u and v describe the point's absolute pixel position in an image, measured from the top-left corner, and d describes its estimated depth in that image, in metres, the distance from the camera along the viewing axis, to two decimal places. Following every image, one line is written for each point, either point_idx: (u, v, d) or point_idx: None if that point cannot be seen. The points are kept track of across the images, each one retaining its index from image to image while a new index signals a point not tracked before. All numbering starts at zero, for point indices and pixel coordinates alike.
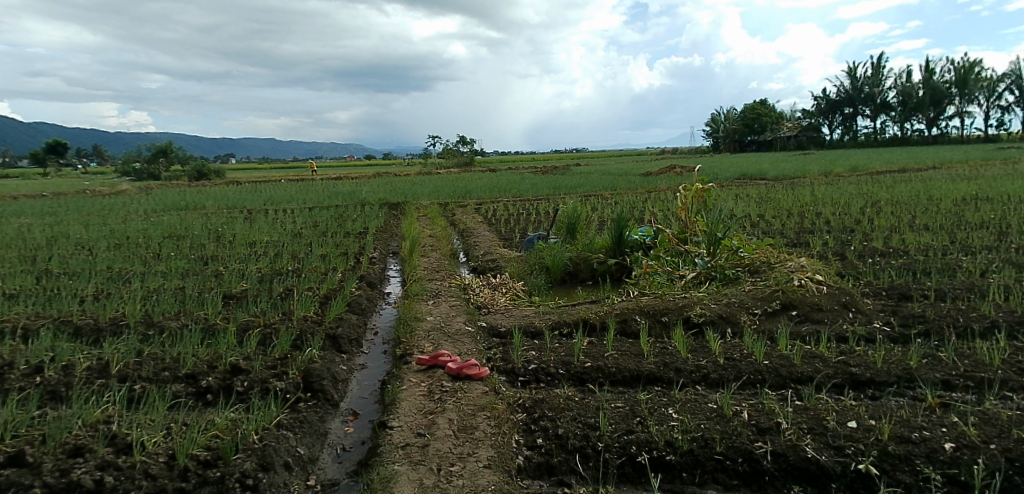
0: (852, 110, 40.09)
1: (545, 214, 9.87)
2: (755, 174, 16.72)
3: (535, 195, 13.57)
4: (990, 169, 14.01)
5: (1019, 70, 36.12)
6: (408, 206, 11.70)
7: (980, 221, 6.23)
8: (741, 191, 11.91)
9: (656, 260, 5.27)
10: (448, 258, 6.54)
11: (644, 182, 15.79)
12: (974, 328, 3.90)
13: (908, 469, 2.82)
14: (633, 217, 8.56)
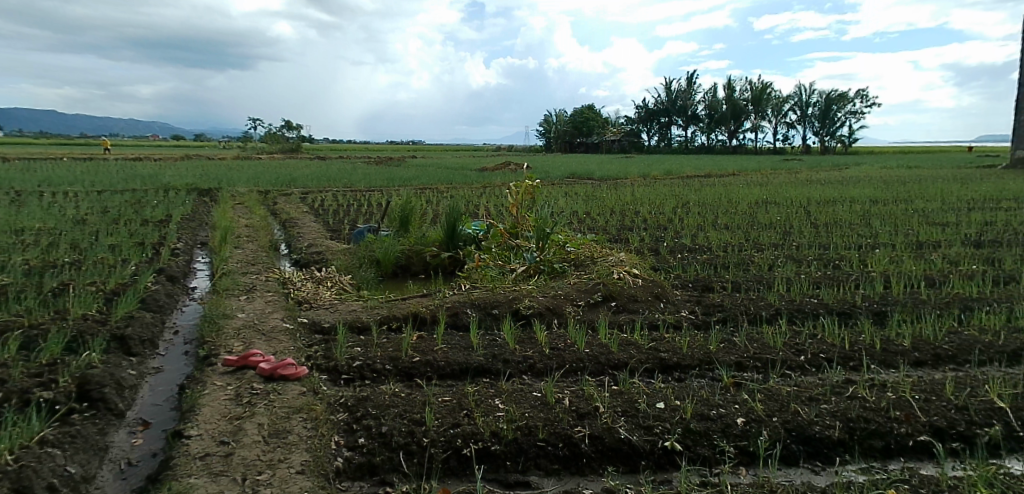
0: (667, 119, 44.45)
1: (376, 205, 9.62)
2: (583, 173, 17.75)
3: (369, 185, 13.19)
4: (775, 177, 16.20)
5: (800, 94, 42.26)
6: (222, 193, 10.78)
7: (767, 222, 7.11)
8: (570, 189, 12.57)
9: (488, 254, 5.33)
10: (266, 250, 6.10)
11: (479, 177, 16.05)
12: (763, 315, 4.43)
13: (707, 444, 3.14)
14: (466, 211, 8.64)
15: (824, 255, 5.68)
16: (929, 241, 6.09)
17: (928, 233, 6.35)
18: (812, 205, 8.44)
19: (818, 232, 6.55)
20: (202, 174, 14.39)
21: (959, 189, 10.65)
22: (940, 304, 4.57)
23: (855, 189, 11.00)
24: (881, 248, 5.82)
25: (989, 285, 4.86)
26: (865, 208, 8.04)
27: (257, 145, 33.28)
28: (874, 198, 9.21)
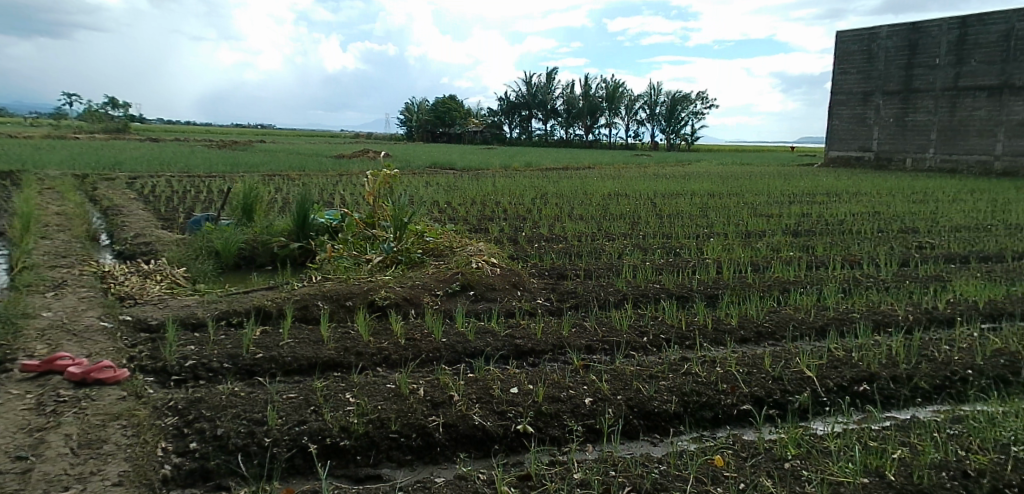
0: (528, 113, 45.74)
1: (216, 192, 8.98)
2: (445, 163, 17.82)
3: (210, 171, 12.25)
4: (626, 172, 17.20)
5: (650, 94, 45.35)
6: (26, 177, 9.52)
7: (617, 213, 7.54)
8: (430, 179, 12.56)
9: (342, 244, 5.18)
10: (81, 241, 5.47)
11: (335, 165, 15.47)
12: (611, 300, 4.68)
13: (557, 424, 3.27)
14: (320, 200, 8.29)
15: (668, 244, 6.12)
16: (755, 231, 6.77)
17: (755, 223, 7.06)
18: (659, 198, 9.05)
19: (662, 223, 7.05)
20: (5, 155, 12.58)
21: (782, 184, 11.93)
22: (763, 287, 5.10)
23: (696, 183, 11.95)
24: (716, 237, 6.38)
25: (803, 269, 5.50)
26: (704, 201, 8.77)
27: (75, 124, 29.75)
28: (710, 191, 10.09)
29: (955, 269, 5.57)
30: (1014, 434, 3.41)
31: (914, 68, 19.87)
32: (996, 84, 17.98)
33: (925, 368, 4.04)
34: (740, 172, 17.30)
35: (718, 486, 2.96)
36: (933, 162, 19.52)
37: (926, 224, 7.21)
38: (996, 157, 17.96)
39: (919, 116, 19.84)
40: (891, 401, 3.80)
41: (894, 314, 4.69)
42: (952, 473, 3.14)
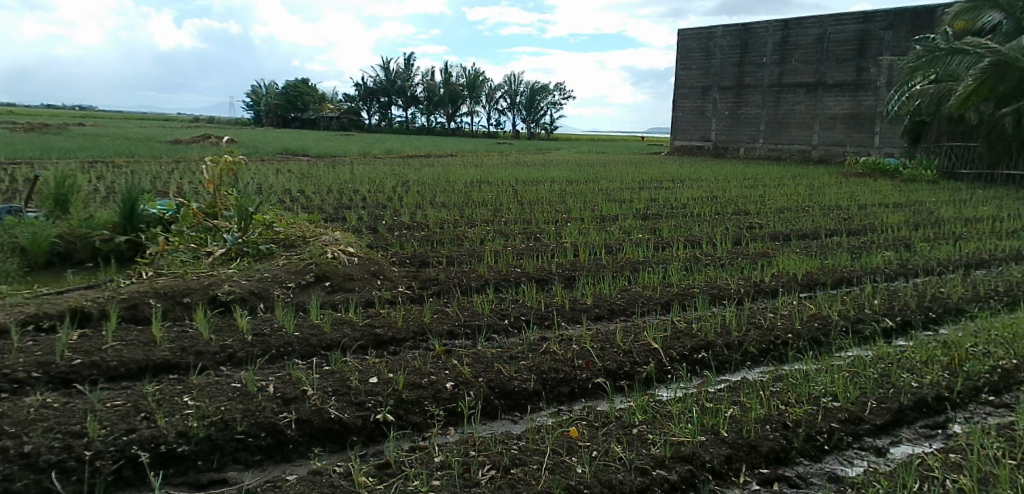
0: (387, 100, 44.91)
1: (24, 181, 7.94)
2: (298, 150, 17.12)
3: (12, 157, 10.80)
4: (488, 160, 17.52)
5: (512, 84, 46.40)
6: None
7: (478, 200, 7.64)
8: (281, 167, 11.99)
9: (177, 237, 4.82)
10: None
11: (171, 151, 14.24)
12: (473, 285, 4.74)
13: (418, 411, 3.25)
14: (154, 190, 7.59)
15: (529, 229, 6.30)
16: (610, 215, 7.15)
17: (609, 209, 7.46)
18: (519, 185, 9.29)
19: (523, 209, 7.24)
20: None
21: (633, 171, 12.72)
22: (616, 267, 5.41)
23: (554, 170, 12.42)
24: (573, 222, 6.67)
25: (651, 250, 5.90)
26: (563, 187, 9.13)
27: None
28: (567, 178, 10.53)
29: (779, 246, 6.24)
30: (823, 387, 3.91)
31: (746, 66, 21.99)
32: (812, 82, 20.36)
33: (754, 334, 4.50)
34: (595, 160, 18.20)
35: (572, 456, 3.11)
36: (762, 151, 21.76)
37: (756, 206, 8.03)
38: (813, 147, 20.38)
39: (751, 109, 22.00)
40: (725, 366, 4.19)
41: (728, 287, 5.17)
42: (775, 425, 3.55)
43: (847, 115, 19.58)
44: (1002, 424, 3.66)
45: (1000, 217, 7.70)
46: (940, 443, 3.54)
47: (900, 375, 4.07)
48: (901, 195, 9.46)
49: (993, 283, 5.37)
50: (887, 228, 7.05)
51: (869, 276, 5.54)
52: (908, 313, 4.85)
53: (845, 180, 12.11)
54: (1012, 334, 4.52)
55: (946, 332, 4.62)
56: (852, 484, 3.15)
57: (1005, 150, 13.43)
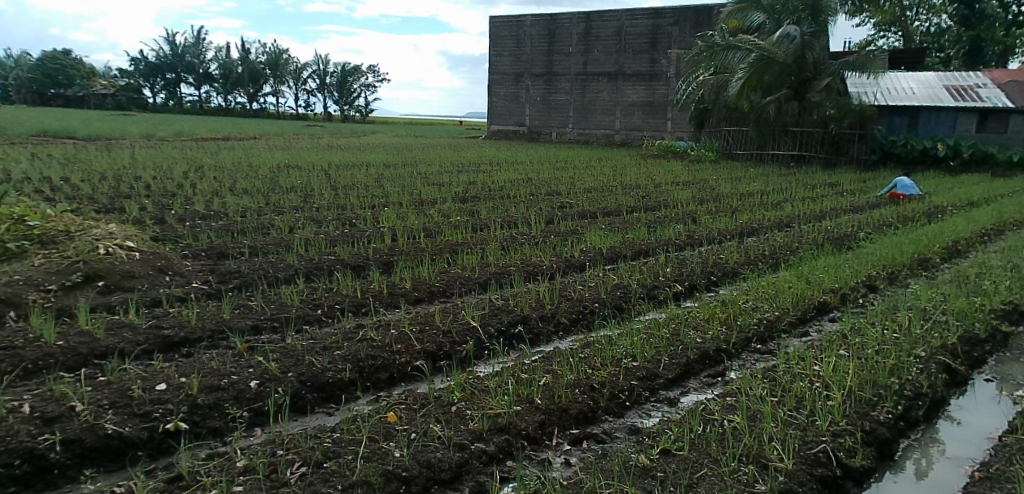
0: (174, 77, 40.58)
1: None
2: (60, 133, 14.86)
3: None
4: (295, 143, 16.66)
5: (323, 66, 44.42)
6: None
7: (284, 186, 7.22)
8: (38, 152, 10.33)
9: None
10: None
11: None
12: (280, 276, 4.47)
13: (217, 415, 2.98)
14: None
15: (343, 215, 6.09)
16: (428, 199, 7.15)
17: (427, 192, 7.46)
18: (332, 169, 8.94)
19: (337, 194, 6.98)
20: None
21: (451, 155, 12.87)
22: (435, 250, 5.42)
23: (371, 154, 12.15)
24: (390, 206, 6.57)
25: (468, 232, 6.00)
26: (379, 171, 8.95)
27: None
28: (385, 162, 10.37)
29: (586, 223, 6.70)
30: (625, 350, 4.26)
31: (554, 54, 23.24)
32: (613, 71, 22.11)
33: (565, 306, 4.76)
34: (411, 143, 18.16)
35: (390, 442, 3.05)
36: (572, 135, 23.18)
37: (566, 187, 8.53)
38: (616, 131, 22.17)
39: (561, 96, 23.29)
40: (540, 338, 4.39)
41: (542, 264, 5.43)
42: (583, 388, 3.80)
43: (644, 102, 21.54)
44: (767, 367, 4.29)
45: (764, 192, 8.98)
46: (720, 389, 4.05)
47: (688, 333, 4.58)
48: (685, 174, 10.65)
49: (761, 248, 6.25)
50: (676, 204, 7.89)
51: (663, 247, 6.15)
52: (694, 278, 5.46)
53: (643, 162, 13.37)
54: (774, 290, 5.29)
55: (725, 292, 5.28)
56: (648, 434, 3.49)
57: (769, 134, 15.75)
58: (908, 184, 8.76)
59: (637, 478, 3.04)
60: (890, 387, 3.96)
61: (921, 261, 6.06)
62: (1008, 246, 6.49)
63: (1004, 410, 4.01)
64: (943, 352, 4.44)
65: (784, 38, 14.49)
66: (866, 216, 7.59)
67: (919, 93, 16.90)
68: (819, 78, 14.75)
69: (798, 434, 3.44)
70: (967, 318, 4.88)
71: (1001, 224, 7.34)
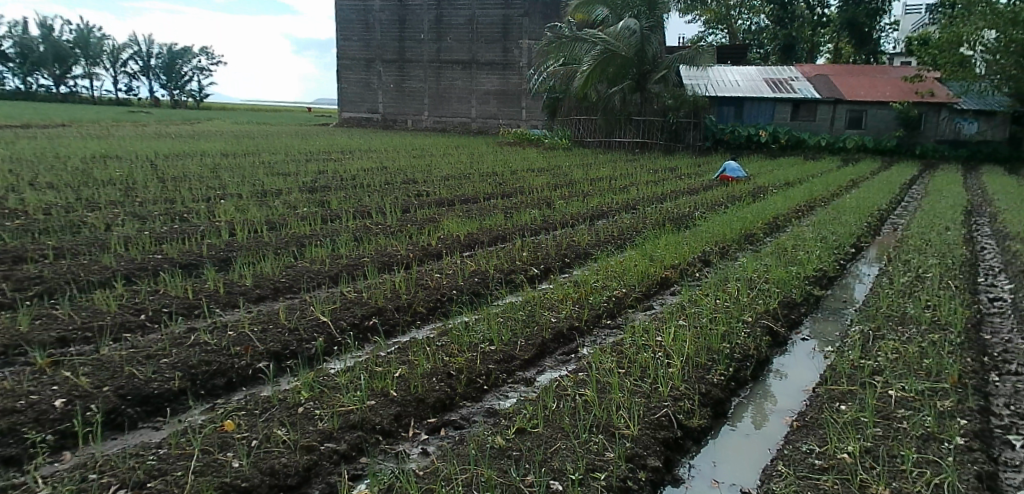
0: None
1: None
2: None
3: None
4: (113, 130, 15.02)
5: (144, 46, 40.37)
6: None
7: (101, 178, 6.46)
8: None
9: None
10: None
11: None
12: (94, 280, 4.03)
13: (13, 442, 2.60)
14: None
15: (171, 209, 5.58)
16: (272, 190, 6.74)
17: (271, 183, 7.02)
18: (156, 159, 8.16)
19: (165, 186, 6.38)
20: None
21: (299, 143, 12.25)
22: (280, 244, 5.13)
23: (204, 143, 11.25)
24: (228, 198, 6.13)
25: (318, 224, 5.73)
26: (215, 161, 8.28)
27: None
28: (220, 150, 9.65)
29: (443, 211, 6.66)
30: (482, 334, 4.27)
31: (406, 41, 22.87)
32: (466, 60, 22.24)
33: (421, 295, 4.68)
34: (254, 131, 17.09)
35: (227, 452, 2.82)
36: (428, 123, 23.04)
37: (423, 175, 8.42)
38: (473, 119, 22.42)
39: (414, 83, 23.00)
40: (395, 329, 4.28)
41: (396, 253, 5.32)
42: (440, 376, 3.76)
43: (499, 91, 21.97)
44: (615, 341, 4.51)
45: (613, 177, 9.48)
46: (574, 365, 4.20)
47: (543, 314, 4.70)
48: (538, 160, 10.98)
49: (610, 230, 6.58)
50: (531, 189, 8.09)
51: (519, 232, 6.27)
52: (549, 261, 5.62)
53: (498, 149, 13.62)
54: (622, 269, 5.58)
55: (577, 273, 5.48)
56: (505, 415, 3.54)
57: (617, 122, 16.57)
58: (736, 167, 9.69)
59: (494, 460, 3.06)
60: (722, 351, 4.33)
61: (748, 235, 6.72)
62: (817, 220, 7.37)
63: (817, 364, 4.52)
64: (766, 317, 4.95)
65: (625, 30, 15.17)
66: (702, 197, 8.27)
67: (746, 85, 18.72)
68: (657, 70, 15.82)
69: (643, 402, 3.65)
70: (786, 285, 5.46)
71: (811, 201, 8.34)
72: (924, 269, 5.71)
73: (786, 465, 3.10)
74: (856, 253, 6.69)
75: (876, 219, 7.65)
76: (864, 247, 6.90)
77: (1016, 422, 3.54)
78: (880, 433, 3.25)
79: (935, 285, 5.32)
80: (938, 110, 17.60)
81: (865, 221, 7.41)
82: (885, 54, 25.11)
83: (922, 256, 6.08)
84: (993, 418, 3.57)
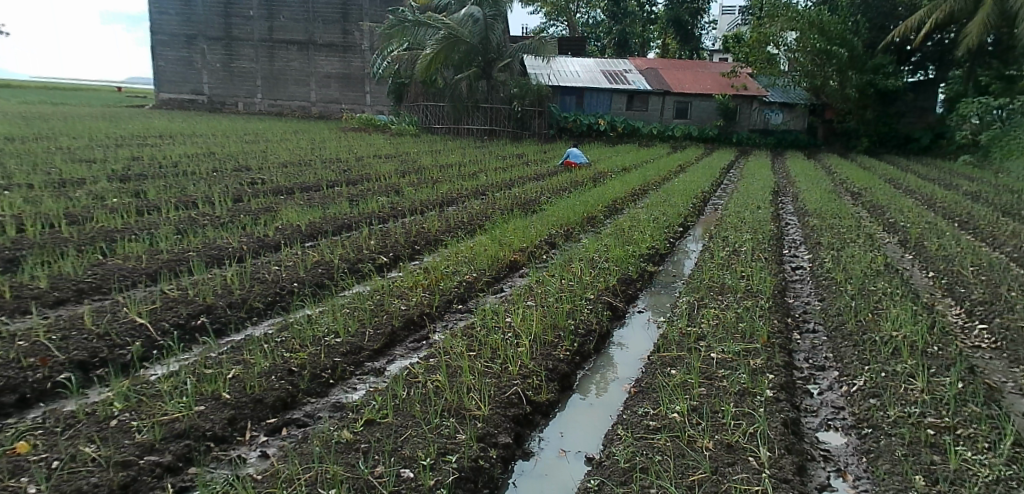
0: None
1: None
2: None
3: None
4: None
5: None
6: None
7: None
8: None
9: None
10: None
11: None
12: None
13: None
14: None
15: None
16: (74, 179, 5.96)
17: (71, 171, 6.19)
18: None
19: None
20: None
21: (109, 127, 10.91)
22: (85, 240, 4.56)
23: None
24: (16, 189, 5.35)
25: (132, 216, 5.17)
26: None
27: None
28: (5, 135, 8.32)
29: (282, 199, 6.30)
30: (327, 327, 4.07)
31: (233, 17, 21.21)
32: (304, 40, 21.17)
33: (257, 290, 4.37)
34: (49, 112, 14.98)
35: (20, 478, 2.45)
36: (262, 106, 21.60)
37: (258, 162, 7.90)
38: (313, 103, 21.50)
39: (245, 63, 21.38)
40: (227, 327, 3.96)
41: (228, 246, 4.92)
42: (280, 374, 3.52)
43: (340, 75, 21.34)
44: (466, 325, 4.53)
45: (461, 163, 9.52)
46: (425, 351, 4.15)
47: (392, 302, 4.59)
48: (384, 147, 10.74)
49: (459, 216, 6.61)
50: (378, 177, 7.89)
51: (366, 220, 6.08)
52: (398, 249, 5.51)
53: (341, 134, 13.16)
54: (472, 254, 5.63)
55: (427, 260, 5.43)
56: (352, 408, 3.40)
57: (464, 109, 16.75)
58: (578, 154, 10.16)
59: (340, 455, 2.93)
60: (567, 328, 4.53)
61: (589, 218, 7.09)
62: (650, 202, 7.96)
63: (652, 334, 4.88)
64: (607, 293, 5.25)
65: (468, 17, 15.26)
66: (547, 182, 8.58)
67: (586, 77, 19.71)
68: (502, 58, 16.09)
69: (493, 382, 3.70)
70: (623, 263, 5.84)
71: (645, 185, 8.98)
72: (739, 245, 6.38)
73: (625, 429, 3.30)
74: (683, 232, 7.32)
75: (700, 200, 8.43)
76: (691, 226, 7.57)
77: (812, 373, 4.08)
78: (704, 392, 3.58)
79: (748, 258, 5.97)
80: (749, 102, 19.79)
81: (690, 203, 8.12)
82: (705, 51, 27.73)
83: (737, 233, 6.79)
84: (795, 371, 4.07)
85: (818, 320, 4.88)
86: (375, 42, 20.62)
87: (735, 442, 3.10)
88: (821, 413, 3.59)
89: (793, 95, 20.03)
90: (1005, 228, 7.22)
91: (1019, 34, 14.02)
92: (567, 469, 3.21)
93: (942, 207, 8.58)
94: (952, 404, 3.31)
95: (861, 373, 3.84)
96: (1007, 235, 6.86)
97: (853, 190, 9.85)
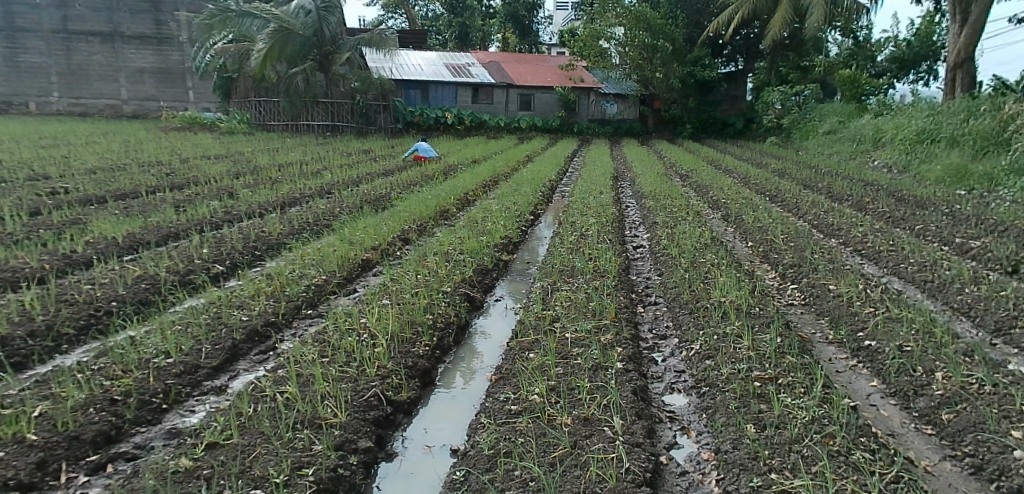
0: None
1: None
2: None
3: None
4: None
5: None
6: None
7: None
8: None
9: None
10: None
11: None
12: None
13: None
14: None
15: None
16: None
17: None
18: None
19: None
20: None
21: None
22: None
23: None
24: None
25: None
26: None
27: None
28: None
29: (93, 209, 5.60)
30: (155, 348, 3.64)
31: (14, 4, 18.38)
32: (107, 31, 19.02)
33: (65, 314, 3.83)
34: None
35: None
36: (61, 106, 18.82)
37: (59, 169, 6.94)
38: (125, 101, 19.35)
39: (34, 57, 18.56)
40: (30, 359, 3.43)
41: (24, 266, 4.28)
42: (100, 405, 3.11)
43: (154, 69, 19.59)
44: (317, 330, 4.30)
45: (303, 161, 9.08)
46: (272, 362, 3.87)
47: (232, 314, 4.23)
48: (214, 147, 9.94)
49: (304, 217, 6.28)
50: (209, 179, 7.27)
51: (196, 227, 5.57)
52: (235, 256, 5.10)
53: (162, 135, 11.99)
54: (320, 256, 5.36)
55: (270, 266, 5.08)
56: (190, 433, 3.08)
57: (302, 104, 15.91)
58: (426, 148, 10.11)
59: (178, 485, 2.66)
60: (425, 323, 4.47)
61: (442, 212, 7.08)
62: (500, 193, 8.11)
63: (510, 320, 4.98)
64: (464, 285, 5.26)
65: (298, 9, 14.58)
66: (396, 178, 8.42)
67: (430, 70, 19.64)
68: (340, 52, 15.39)
69: (350, 387, 3.55)
70: (478, 254, 5.89)
71: (495, 176, 9.15)
72: (586, 229, 6.71)
73: (488, 416, 3.32)
74: (535, 220, 7.55)
75: (547, 189, 8.76)
76: (541, 214, 7.83)
77: (656, 342, 4.39)
78: (561, 371, 3.71)
79: (595, 240, 6.30)
80: (587, 94, 21.02)
81: (539, 192, 8.39)
82: (543, 45, 28.85)
83: (584, 218, 7.14)
84: (641, 342, 4.36)
85: (659, 293, 5.25)
86: (194, 33, 19.38)
87: (591, 415, 3.24)
88: (665, 378, 3.87)
89: (626, 86, 21.48)
90: (806, 199, 8.28)
91: (810, 28, 16.22)
92: (432, 464, 3.18)
93: (755, 184, 9.67)
94: (773, 357, 3.71)
95: (696, 338, 4.20)
96: (806, 205, 7.89)
97: (682, 172, 10.75)
